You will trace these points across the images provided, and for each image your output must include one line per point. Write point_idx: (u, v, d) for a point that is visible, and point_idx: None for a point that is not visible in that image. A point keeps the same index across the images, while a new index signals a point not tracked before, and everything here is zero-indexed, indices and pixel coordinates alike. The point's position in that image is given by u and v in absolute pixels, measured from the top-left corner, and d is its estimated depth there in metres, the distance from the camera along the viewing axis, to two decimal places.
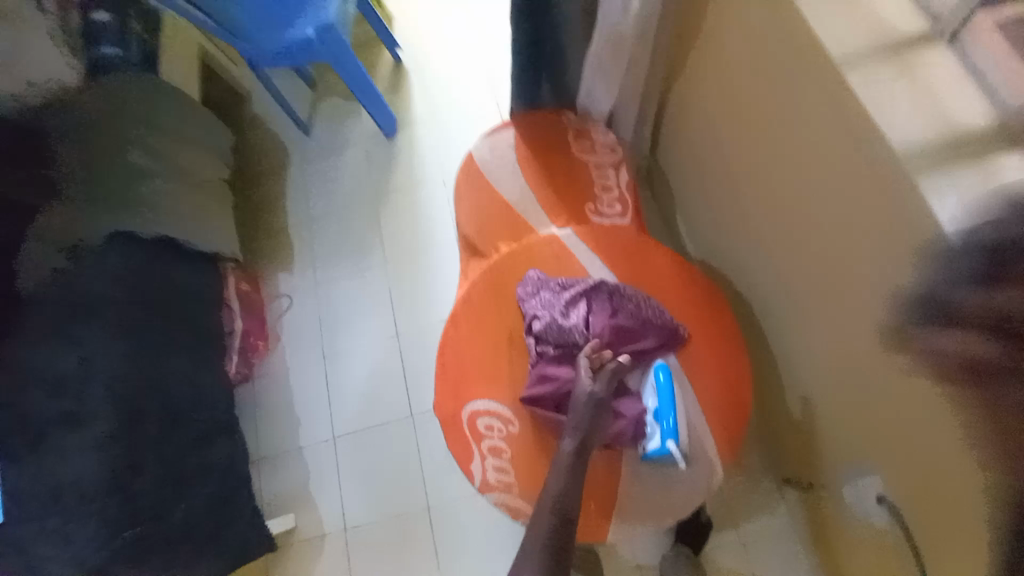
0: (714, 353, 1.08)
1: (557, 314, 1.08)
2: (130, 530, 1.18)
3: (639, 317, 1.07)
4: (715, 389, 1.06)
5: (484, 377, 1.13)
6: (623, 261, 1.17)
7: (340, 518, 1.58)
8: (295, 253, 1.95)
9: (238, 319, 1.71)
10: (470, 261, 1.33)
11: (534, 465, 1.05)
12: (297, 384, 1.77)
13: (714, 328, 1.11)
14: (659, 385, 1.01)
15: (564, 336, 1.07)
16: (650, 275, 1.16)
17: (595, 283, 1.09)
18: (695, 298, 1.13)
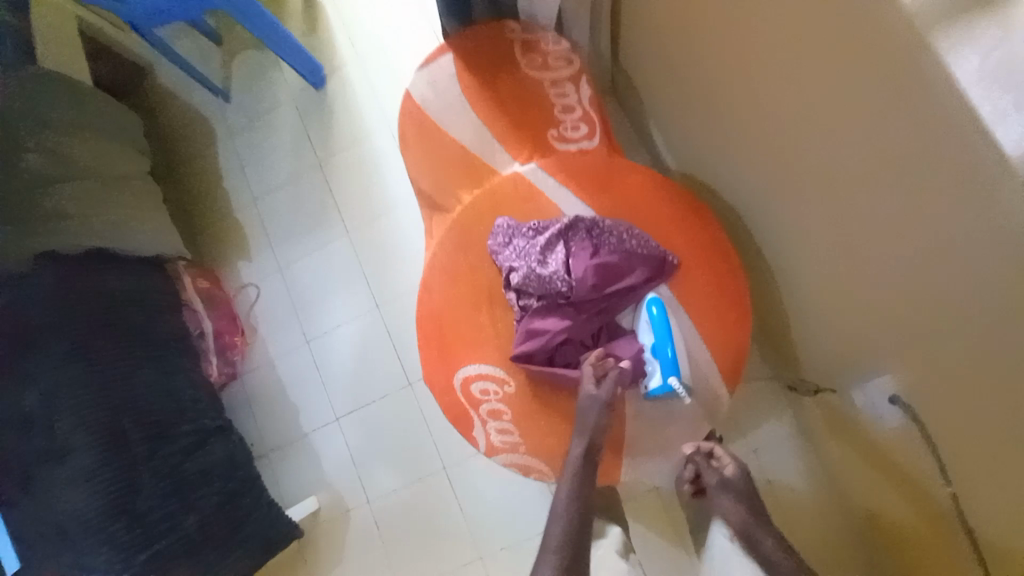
0: (708, 273, 1.01)
1: (534, 264, 0.99)
2: (145, 549, 1.17)
3: (623, 251, 0.98)
4: (711, 310, 0.99)
5: (469, 341, 1.06)
6: (597, 189, 1.06)
7: (360, 493, 1.59)
8: (249, 238, 1.80)
9: (206, 320, 1.62)
10: (432, 218, 1.20)
11: (537, 421, 1.01)
12: (285, 373, 1.71)
13: (704, 245, 1.02)
14: (654, 319, 0.95)
15: (546, 287, 0.98)
16: (628, 200, 1.05)
17: (570, 221, 0.99)
18: (680, 218, 1.04)
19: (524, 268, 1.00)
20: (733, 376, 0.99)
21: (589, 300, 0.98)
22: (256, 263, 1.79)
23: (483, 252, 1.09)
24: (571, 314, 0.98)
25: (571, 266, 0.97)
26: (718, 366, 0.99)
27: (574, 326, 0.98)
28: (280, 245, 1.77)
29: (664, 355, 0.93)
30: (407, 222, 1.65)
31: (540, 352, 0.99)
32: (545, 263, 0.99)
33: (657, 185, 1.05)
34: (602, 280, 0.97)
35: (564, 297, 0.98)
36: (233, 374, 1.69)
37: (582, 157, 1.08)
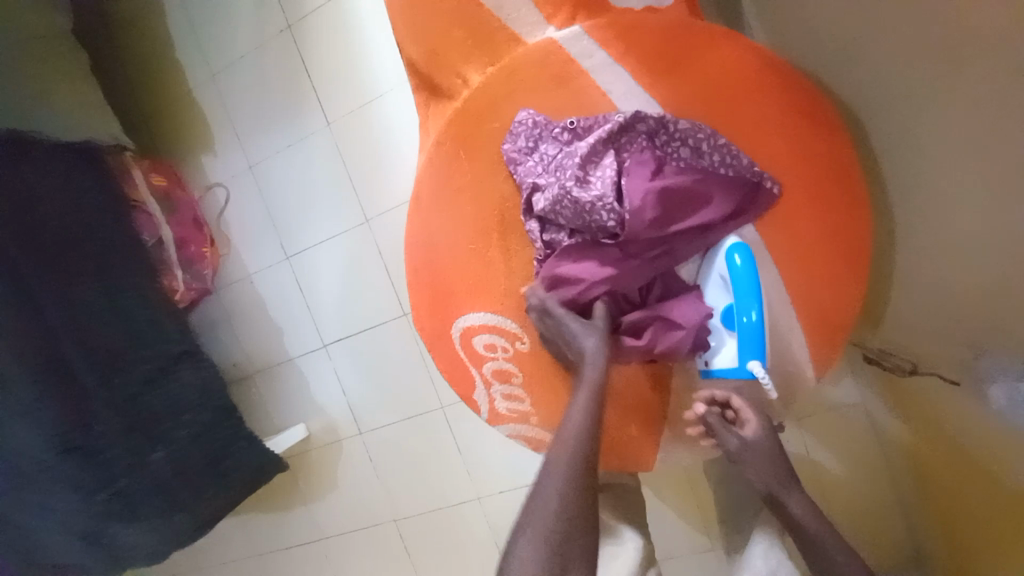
0: (815, 207, 0.70)
1: (570, 183, 0.69)
2: (108, 488, 1.12)
3: (697, 169, 0.68)
4: (812, 261, 0.70)
5: (470, 281, 0.80)
6: (667, 73, 0.71)
7: (352, 424, 1.46)
8: (210, 125, 1.47)
9: (163, 227, 1.36)
10: (428, 106, 0.87)
11: (556, 388, 0.79)
12: (264, 292, 1.50)
13: (816, 167, 0.70)
14: (735, 274, 0.64)
15: (587, 217, 0.69)
16: (714, 92, 0.71)
17: (628, 118, 0.67)
18: (787, 123, 0.71)
19: (555, 188, 0.70)
20: (828, 352, 0.73)
21: (644, 241, 0.70)
22: (221, 159, 1.48)
23: (493, 161, 0.78)
24: (616, 257, 0.71)
25: (625, 189, 0.67)
26: (807, 337, 0.72)
27: (619, 275, 0.71)
28: (246, 137, 1.45)
29: (742, 320, 0.63)
30: (399, 113, 1.28)
31: (568, 306, 0.73)
32: (587, 182, 0.69)
33: (757, 72, 0.71)
34: (665, 212, 0.68)
35: (610, 234, 0.70)
36: (205, 290, 1.48)
37: (650, 20, 0.72)
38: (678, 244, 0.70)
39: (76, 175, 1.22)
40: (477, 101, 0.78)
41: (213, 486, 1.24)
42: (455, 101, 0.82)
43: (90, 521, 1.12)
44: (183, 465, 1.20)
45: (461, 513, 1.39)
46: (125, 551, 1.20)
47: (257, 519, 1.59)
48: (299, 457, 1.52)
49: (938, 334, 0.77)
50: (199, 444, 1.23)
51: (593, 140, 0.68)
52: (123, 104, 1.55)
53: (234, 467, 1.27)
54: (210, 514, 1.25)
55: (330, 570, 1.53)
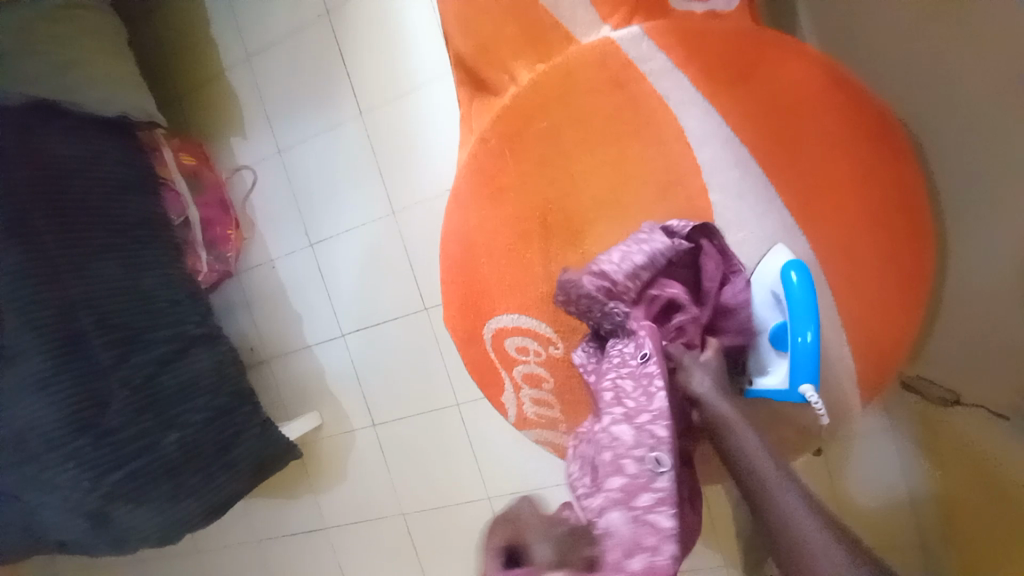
0: (873, 230, 0.68)
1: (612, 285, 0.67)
2: (121, 467, 1.10)
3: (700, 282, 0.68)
4: (866, 284, 0.68)
5: (506, 283, 0.78)
6: (732, 82, 0.70)
7: (366, 416, 1.46)
8: (243, 107, 1.47)
9: (191, 207, 1.39)
10: (472, 101, 0.86)
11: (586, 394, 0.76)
12: (285, 278, 1.49)
13: (879, 188, 0.68)
14: (789, 291, 0.61)
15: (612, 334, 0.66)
16: (780, 105, 0.69)
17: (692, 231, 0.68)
18: (855, 142, 0.69)
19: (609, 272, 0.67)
20: (872, 379, 0.71)
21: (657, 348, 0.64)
22: (251, 143, 1.47)
23: (538, 162, 0.77)
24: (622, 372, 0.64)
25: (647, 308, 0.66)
26: (853, 362, 0.69)
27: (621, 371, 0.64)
28: (277, 122, 1.44)
29: (796, 341, 0.59)
30: (436, 106, 1.27)
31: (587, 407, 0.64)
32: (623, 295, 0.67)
33: (831, 87, 0.70)
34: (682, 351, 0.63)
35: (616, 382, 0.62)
36: (226, 272, 1.50)
37: (716, 29, 0.71)
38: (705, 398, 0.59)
39: (107, 151, 1.22)
40: (526, 101, 0.76)
41: (222, 473, 1.23)
42: (501, 99, 0.80)
43: (97, 502, 1.09)
44: (194, 447, 1.19)
45: (468, 513, 1.38)
46: (128, 535, 1.15)
47: (263, 505, 1.60)
48: (311, 445, 1.52)
49: (984, 376, 0.75)
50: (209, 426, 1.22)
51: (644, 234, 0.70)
52: (159, 81, 1.55)
53: (239, 457, 1.26)
54: (219, 500, 1.22)
55: (333, 561, 1.53)
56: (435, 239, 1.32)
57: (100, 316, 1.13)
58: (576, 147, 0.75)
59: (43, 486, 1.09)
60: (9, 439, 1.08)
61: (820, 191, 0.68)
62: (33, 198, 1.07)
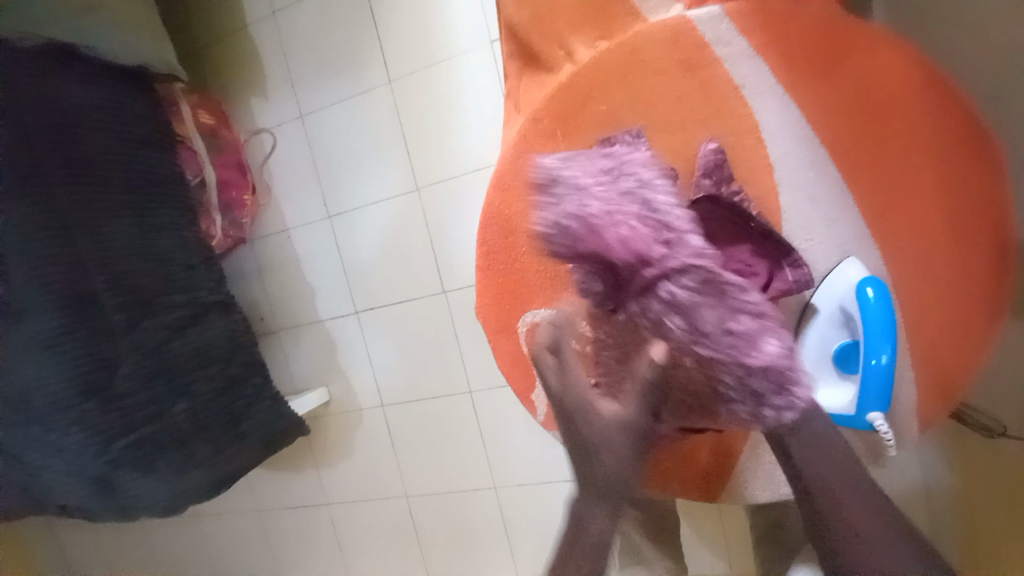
0: (954, 275, 0.65)
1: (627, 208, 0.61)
2: (128, 435, 1.07)
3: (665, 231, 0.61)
4: (946, 329, 0.65)
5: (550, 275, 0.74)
6: (824, 113, 0.65)
7: (376, 394, 1.43)
8: (265, 65, 1.40)
9: (207, 166, 1.33)
10: (521, 77, 0.79)
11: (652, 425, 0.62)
12: (301, 248, 1.44)
13: (974, 226, 0.64)
14: (868, 309, 0.59)
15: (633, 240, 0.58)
16: (871, 142, 0.65)
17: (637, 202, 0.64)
18: (952, 177, 0.64)
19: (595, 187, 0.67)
20: (935, 419, 0.68)
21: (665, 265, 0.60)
22: (272, 103, 1.41)
23: (592, 152, 0.72)
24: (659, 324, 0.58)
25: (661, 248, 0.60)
26: (918, 401, 0.67)
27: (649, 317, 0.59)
28: (301, 83, 1.37)
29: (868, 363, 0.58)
30: (473, 77, 1.20)
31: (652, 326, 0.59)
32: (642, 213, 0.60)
33: (939, 115, 0.65)
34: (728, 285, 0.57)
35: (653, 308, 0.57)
36: (241, 238, 1.44)
37: (812, 31, 0.65)
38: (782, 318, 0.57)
39: (128, 103, 1.17)
40: (584, 80, 0.71)
41: (230, 444, 1.20)
42: (556, 75, 0.74)
43: (103, 468, 1.06)
44: (203, 419, 1.16)
45: (473, 500, 1.37)
46: (135, 502, 1.14)
47: (265, 475, 1.58)
48: (317, 420, 1.50)
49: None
50: (221, 396, 1.20)
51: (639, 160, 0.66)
52: (178, 31, 1.47)
53: (250, 430, 1.24)
54: (226, 472, 1.20)
55: (333, 534, 1.53)
56: (459, 218, 1.27)
57: (110, 276, 1.08)
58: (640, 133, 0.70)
59: (48, 448, 1.07)
60: (10, 398, 1.05)
61: (897, 233, 0.65)
62: (48, 145, 1.03)
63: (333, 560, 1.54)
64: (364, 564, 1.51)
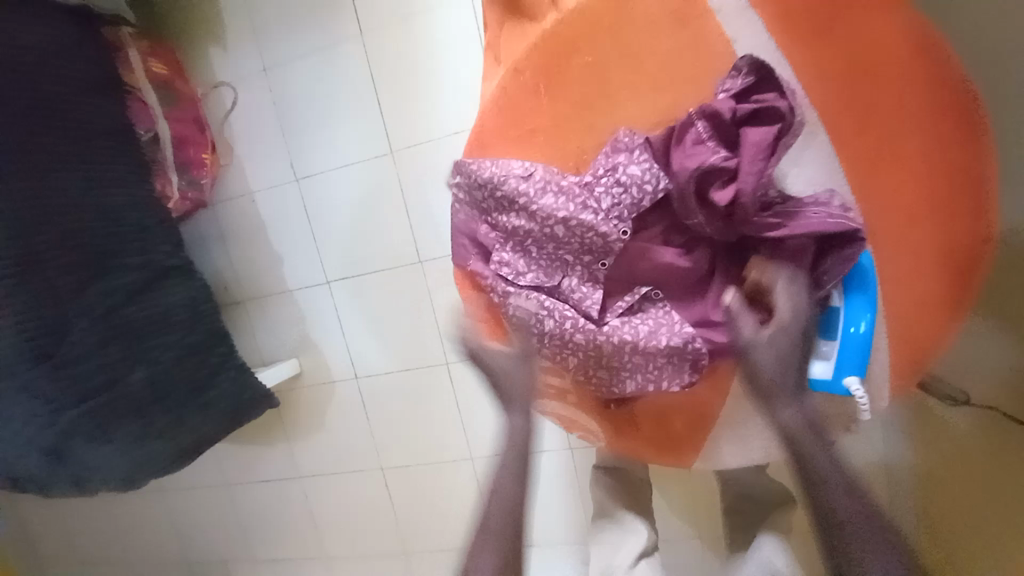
0: (930, 245, 0.66)
1: (487, 205, 0.72)
2: (81, 403, 1.00)
3: (525, 206, 0.69)
4: (919, 297, 0.66)
5: (527, 240, 0.71)
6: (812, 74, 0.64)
7: (349, 365, 1.38)
8: (224, 10, 1.28)
9: (159, 118, 1.22)
10: (503, 27, 0.73)
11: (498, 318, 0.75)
12: (266, 213, 1.36)
13: (954, 192, 0.64)
14: (860, 279, 0.65)
15: (478, 231, 0.74)
16: (860, 106, 0.64)
17: (539, 186, 0.69)
18: (938, 142, 0.63)
19: (535, 228, 0.70)
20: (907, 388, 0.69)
21: (527, 220, 0.70)
22: (232, 54, 1.29)
23: (578, 110, 0.69)
24: (502, 220, 0.71)
25: (505, 217, 0.71)
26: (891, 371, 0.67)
27: (518, 230, 0.71)
28: (264, 31, 1.26)
29: (848, 330, 0.65)
30: (451, 32, 1.13)
31: (490, 230, 0.73)
32: (503, 203, 0.70)
33: (937, 75, 0.62)
34: (756, 147, 0.62)
35: (518, 259, 0.72)
36: (200, 202, 1.33)
37: None
38: (623, 202, 0.68)
39: (69, 39, 1.08)
40: (571, 28, 0.66)
41: (194, 414, 1.15)
42: (539, 24, 0.69)
43: (56, 437, 0.99)
44: (163, 388, 1.11)
45: (449, 470, 1.36)
46: (90, 472, 1.07)
47: (234, 449, 1.54)
48: (289, 392, 1.45)
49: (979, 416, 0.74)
50: (184, 364, 1.14)
51: (636, 163, 0.67)
52: None
53: (215, 400, 1.18)
54: (195, 439, 1.15)
55: (305, 506, 1.50)
56: (437, 184, 1.21)
57: (55, 234, 1.00)
58: (625, 88, 0.68)
59: None
60: None
61: (881, 196, 0.66)
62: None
63: (306, 531, 1.52)
64: (337, 535, 1.49)
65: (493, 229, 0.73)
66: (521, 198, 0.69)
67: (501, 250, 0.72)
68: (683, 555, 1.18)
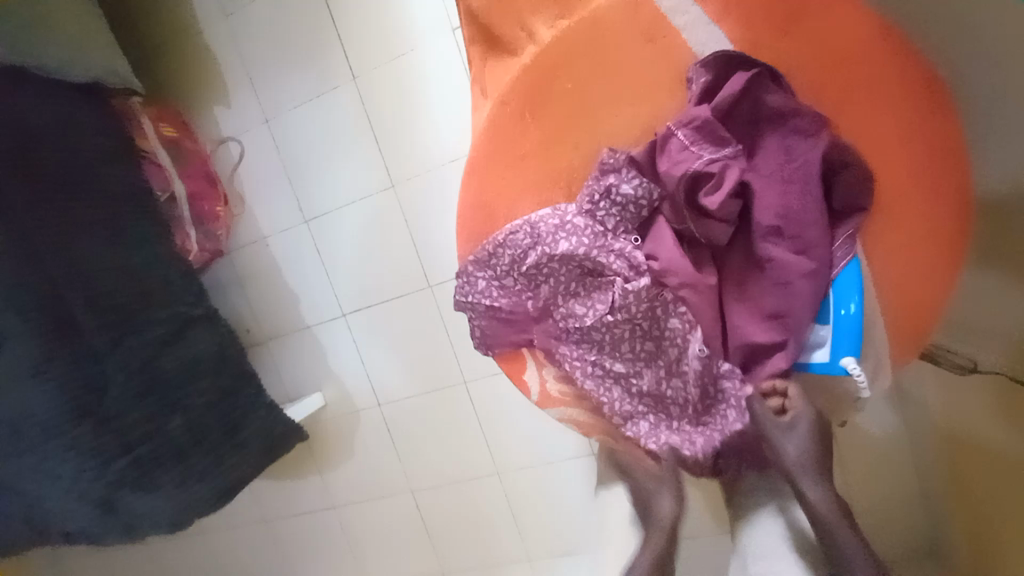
0: (919, 221, 0.69)
1: (505, 279, 0.75)
2: (125, 454, 1.06)
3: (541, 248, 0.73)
4: (913, 272, 0.69)
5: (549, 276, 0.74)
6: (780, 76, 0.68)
7: (372, 393, 1.43)
8: (225, 71, 1.36)
9: (173, 177, 1.29)
10: (486, 61, 0.79)
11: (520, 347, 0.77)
12: (279, 255, 1.42)
13: (932, 168, 0.67)
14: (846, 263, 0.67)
15: (497, 281, 0.76)
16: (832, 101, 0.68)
17: (547, 226, 0.73)
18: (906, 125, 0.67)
19: (555, 263, 0.73)
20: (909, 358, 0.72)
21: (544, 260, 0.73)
22: (235, 109, 1.37)
23: (561, 131, 0.74)
24: (519, 267, 0.75)
25: (522, 261, 0.74)
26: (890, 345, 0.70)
27: (536, 270, 0.74)
28: (264, 86, 1.34)
29: (838, 313, 0.66)
30: (437, 67, 1.19)
31: (509, 277, 0.75)
32: (518, 256, 0.74)
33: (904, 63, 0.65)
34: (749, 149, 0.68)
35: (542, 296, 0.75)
36: (217, 251, 1.40)
37: None
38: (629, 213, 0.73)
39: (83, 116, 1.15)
40: (550, 59, 0.71)
41: (230, 455, 1.20)
42: (520, 58, 0.74)
43: (105, 490, 1.05)
44: (200, 432, 1.16)
45: (479, 487, 1.39)
46: (138, 520, 1.12)
47: (269, 486, 1.58)
48: (317, 424, 1.49)
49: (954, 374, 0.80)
50: (217, 407, 1.20)
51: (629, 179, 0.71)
52: (133, 43, 1.44)
53: (248, 438, 1.22)
54: (235, 478, 1.20)
55: (343, 535, 1.53)
56: (439, 211, 1.27)
57: (88, 298, 1.07)
58: (604, 105, 0.73)
59: (43, 477, 1.05)
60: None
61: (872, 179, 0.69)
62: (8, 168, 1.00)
63: (345, 559, 1.55)
64: (377, 562, 1.52)
65: (513, 275, 0.75)
66: (535, 241, 0.73)
67: (526, 290, 0.75)
68: (719, 548, 1.18)
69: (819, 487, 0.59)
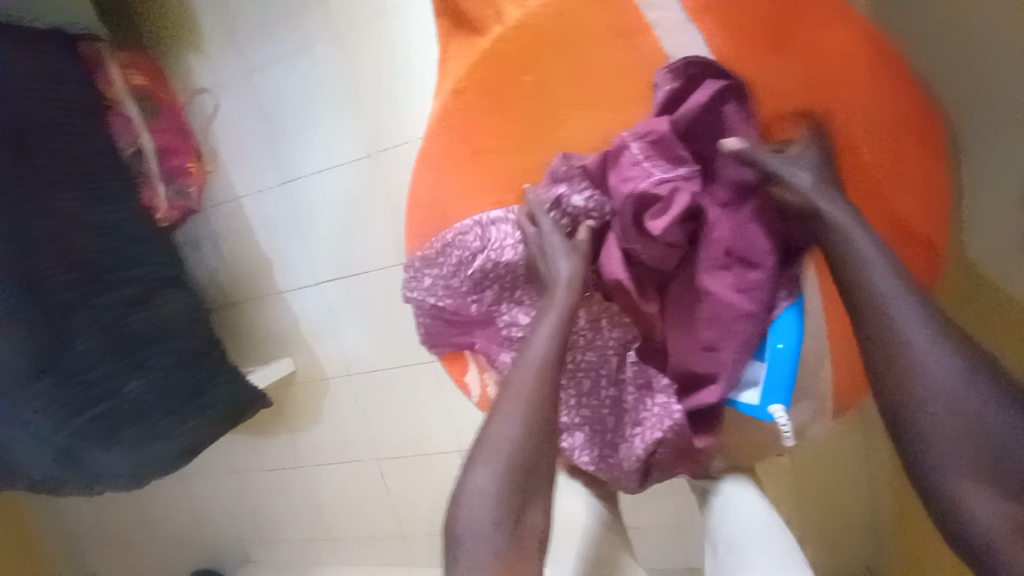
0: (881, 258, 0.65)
1: (451, 279, 0.72)
2: (89, 409, 1.07)
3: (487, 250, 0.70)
4: None
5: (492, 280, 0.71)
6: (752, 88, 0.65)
7: (341, 363, 1.43)
8: (201, 17, 1.28)
9: (140, 131, 1.26)
10: (452, 41, 0.72)
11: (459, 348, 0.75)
12: (254, 217, 1.39)
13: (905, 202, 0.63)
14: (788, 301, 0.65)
15: (444, 276, 0.73)
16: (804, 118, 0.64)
17: (496, 229, 0.71)
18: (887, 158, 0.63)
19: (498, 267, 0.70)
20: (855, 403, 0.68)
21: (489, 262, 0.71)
22: (211, 60, 1.30)
23: (525, 127, 0.71)
24: (466, 266, 0.72)
25: (469, 260, 0.71)
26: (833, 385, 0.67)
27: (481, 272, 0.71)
28: (240, 37, 1.26)
29: (773, 348, 0.64)
30: (421, 33, 1.12)
31: (454, 276, 0.73)
32: (465, 251, 0.72)
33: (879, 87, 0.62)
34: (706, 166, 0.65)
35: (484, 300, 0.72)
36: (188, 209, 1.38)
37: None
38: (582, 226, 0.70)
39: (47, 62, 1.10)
40: (515, 48, 0.68)
41: (193, 416, 1.22)
42: (484, 40, 0.69)
43: (66, 443, 1.07)
44: (163, 392, 1.18)
45: (440, 463, 1.42)
46: (100, 475, 1.15)
47: (241, 442, 1.62)
48: (288, 388, 1.51)
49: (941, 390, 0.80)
50: (181, 369, 1.21)
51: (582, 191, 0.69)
52: None
53: (212, 401, 1.26)
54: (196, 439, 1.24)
55: (310, 493, 1.59)
56: None
57: (49, 254, 1.05)
58: (569, 103, 0.70)
59: None
60: None
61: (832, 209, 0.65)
62: None
63: (311, 515, 1.62)
64: (341, 521, 1.58)
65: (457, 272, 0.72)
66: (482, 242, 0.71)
67: (469, 291, 0.72)
68: (663, 544, 1.21)
69: (913, 321, 0.51)
